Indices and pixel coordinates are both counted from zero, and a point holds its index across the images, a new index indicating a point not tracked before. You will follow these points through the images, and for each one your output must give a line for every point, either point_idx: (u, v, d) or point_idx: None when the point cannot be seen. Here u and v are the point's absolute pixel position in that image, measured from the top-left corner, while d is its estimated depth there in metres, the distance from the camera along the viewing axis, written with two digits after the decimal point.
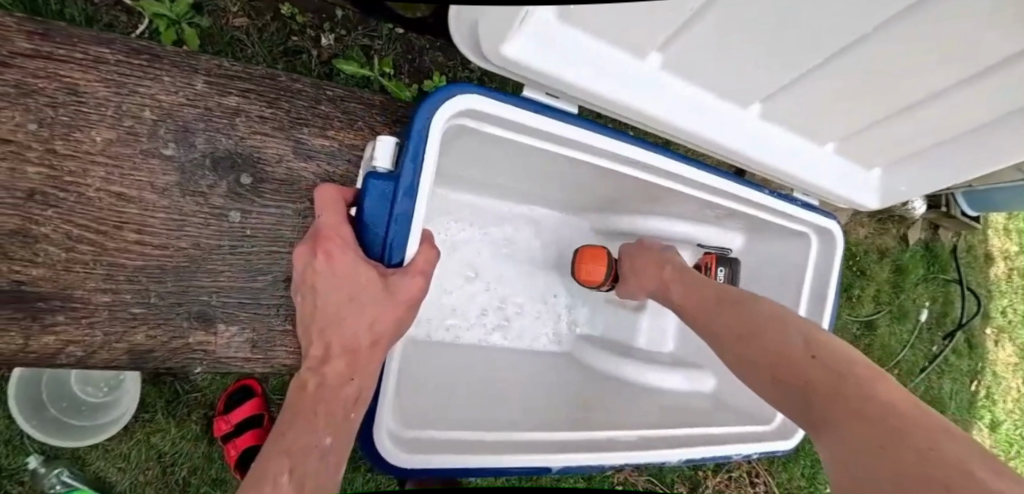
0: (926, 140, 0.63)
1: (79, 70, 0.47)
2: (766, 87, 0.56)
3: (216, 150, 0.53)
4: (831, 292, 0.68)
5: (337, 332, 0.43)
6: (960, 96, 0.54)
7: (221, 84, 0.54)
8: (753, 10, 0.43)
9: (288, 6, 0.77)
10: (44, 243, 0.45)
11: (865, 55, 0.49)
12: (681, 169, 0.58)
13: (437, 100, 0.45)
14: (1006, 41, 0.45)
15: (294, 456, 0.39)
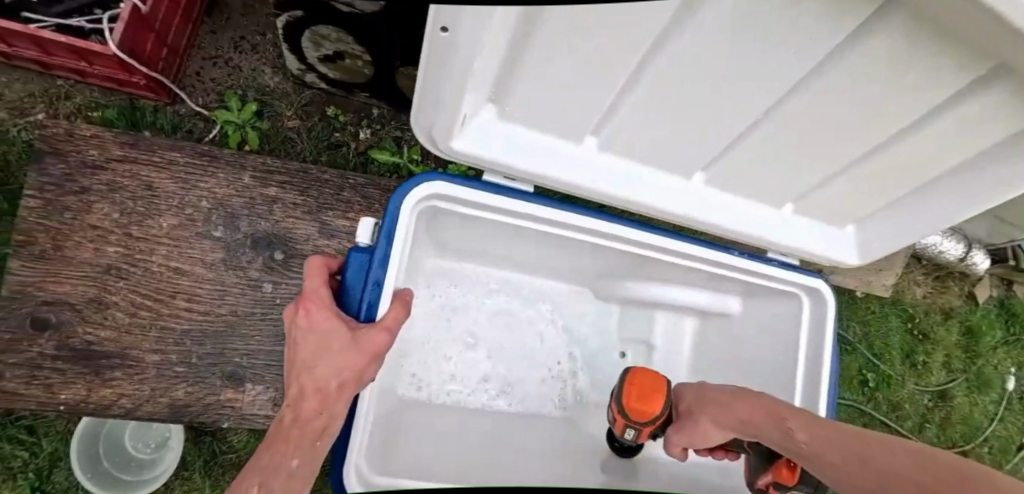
0: (894, 189, 0.58)
1: (154, 171, 0.61)
2: (693, 152, 0.55)
3: (256, 231, 0.63)
4: (827, 356, 0.65)
5: (310, 375, 0.45)
6: (905, 142, 0.50)
7: (263, 177, 0.65)
8: (651, 75, 0.43)
9: (333, 109, 1.00)
10: (113, 308, 0.58)
11: (791, 110, 0.47)
12: (639, 235, 0.61)
13: (408, 186, 0.52)
14: (936, 85, 0.41)
15: (265, 473, 0.43)
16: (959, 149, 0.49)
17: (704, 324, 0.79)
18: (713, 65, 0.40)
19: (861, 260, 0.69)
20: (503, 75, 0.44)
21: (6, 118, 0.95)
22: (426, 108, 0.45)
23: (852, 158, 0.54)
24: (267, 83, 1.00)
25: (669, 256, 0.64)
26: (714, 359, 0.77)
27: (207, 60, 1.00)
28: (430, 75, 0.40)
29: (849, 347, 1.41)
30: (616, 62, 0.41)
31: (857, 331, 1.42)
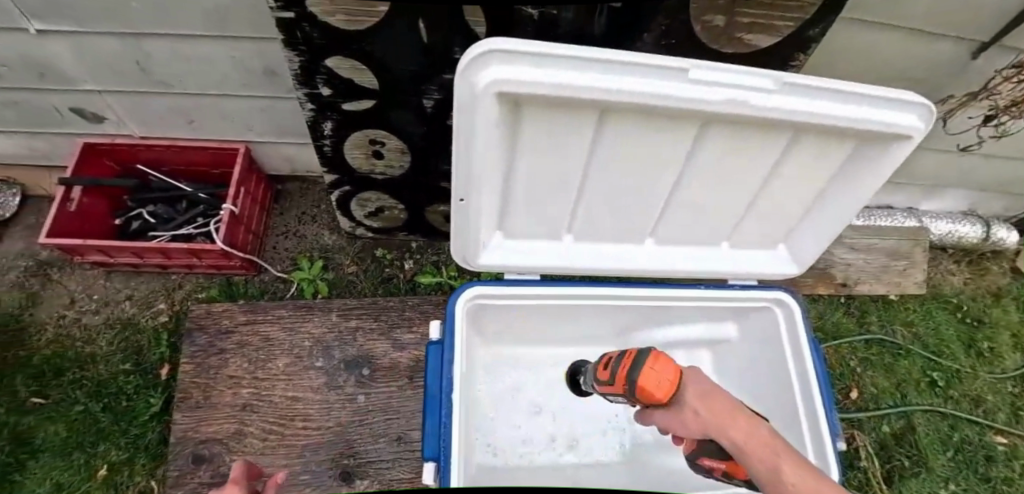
0: (796, 218, 0.66)
1: (269, 326, 0.87)
2: (626, 228, 0.67)
3: (347, 356, 0.85)
4: (806, 349, 0.74)
5: None
6: (775, 187, 0.60)
7: (345, 313, 0.88)
8: (549, 179, 0.55)
9: (381, 250, 1.27)
10: (251, 436, 0.79)
11: (672, 180, 0.57)
12: (625, 290, 0.75)
13: (458, 293, 0.69)
14: (769, 140, 0.51)
15: None
16: (821, 181, 0.59)
17: (719, 353, 0.90)
18: (595, 160, 0.53)
19: (798, 268, 0.73)
20: (499, 212, 0.60)
21: (138, 314, 1.23)
22: (460, 244, 0.61)
23: (744, 203, 0.63)
24: (326, 242, 1.28)
25: (654, 302, 0.77)
26: (734, 379, 0.88)
27: (281, 237, 1.30)
28: (462, 228, 0.57)
29: (908, 352, 1.38)
30: (524, 178, 0.54)
31: (906, 334, 1.41)
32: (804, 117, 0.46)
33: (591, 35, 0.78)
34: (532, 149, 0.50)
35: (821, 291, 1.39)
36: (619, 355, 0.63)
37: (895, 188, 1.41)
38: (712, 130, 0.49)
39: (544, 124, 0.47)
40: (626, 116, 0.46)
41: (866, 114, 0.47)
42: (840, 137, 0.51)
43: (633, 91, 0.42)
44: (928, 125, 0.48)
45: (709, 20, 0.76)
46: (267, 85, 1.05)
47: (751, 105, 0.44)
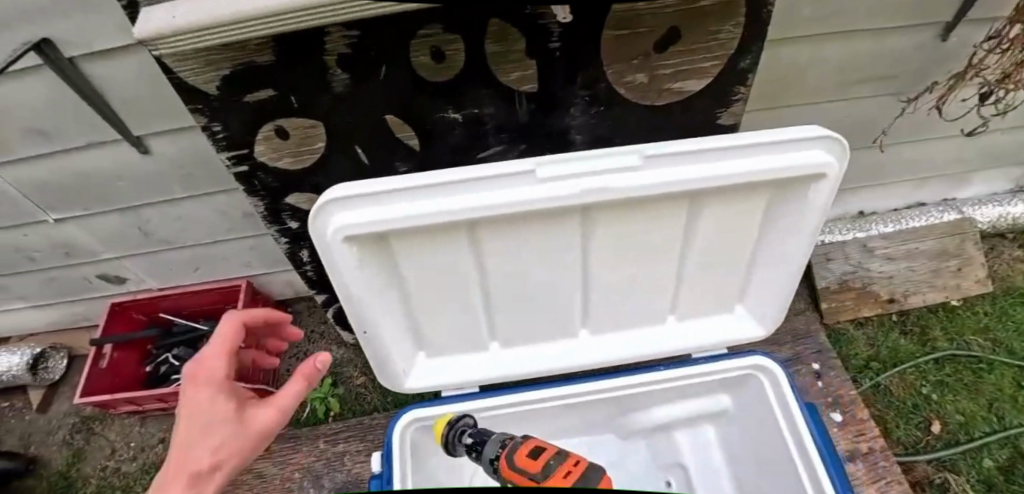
0: (740, 278, 0.71)
1: (264, 462, 0.95)
2: (561, 324, 0.73)
3: (334, 483, 0.92)
4: (795, 406, 0.76)
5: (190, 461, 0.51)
6: (696, 262, 0.66)
7: (332, 437, 0.96)
8: (461, 303, 0.64)
9: None
10: None
11: (576, 284, 0.66)
12: (594, 384, 0.82)
13: (399, 416, 0.78)
14: (644, 238, 0.59)
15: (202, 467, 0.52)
16: (749, 236, 0.63)
17: (724, 430, 0.93)
18: (496, 283, 0.62)
19: (765, 329, 0.77)
20: (415, 334, 0.69)
21: None
22: (383, 368, 0.69)
23: (671, 283, 0.69)
24: (336, 356, 1.31)
25: (626, 389, 0.84)
26: (740, 455, 0.89)
27: (293, 359, 1.32)
28: (374, 359, 0.67)
29: (992, 365, 1.19)
30: (448, 306, 0.64)
31: (984, 343, 1.22)
32: (699, 176, 0.50)
33: (517, 122, 0.79)
34: (416, 278, 0.59)
35: (866, 313, 1.24)
36: (549, 453, 0.67)
37: (917, 184, 1.29)
38: (593, 228, 0.57)
39: (420, 247, 0.54)
40: (495, 240, 0.55)
41: (758, 163, 0.50)
42: (748, 190, 0.55)
43: (500, 203, 0.49)
44: (841, 158, 0.51)
45: (631, 80, 0.76)
46: (251, 225, 1.12)
47: (612, 187, 0.49)
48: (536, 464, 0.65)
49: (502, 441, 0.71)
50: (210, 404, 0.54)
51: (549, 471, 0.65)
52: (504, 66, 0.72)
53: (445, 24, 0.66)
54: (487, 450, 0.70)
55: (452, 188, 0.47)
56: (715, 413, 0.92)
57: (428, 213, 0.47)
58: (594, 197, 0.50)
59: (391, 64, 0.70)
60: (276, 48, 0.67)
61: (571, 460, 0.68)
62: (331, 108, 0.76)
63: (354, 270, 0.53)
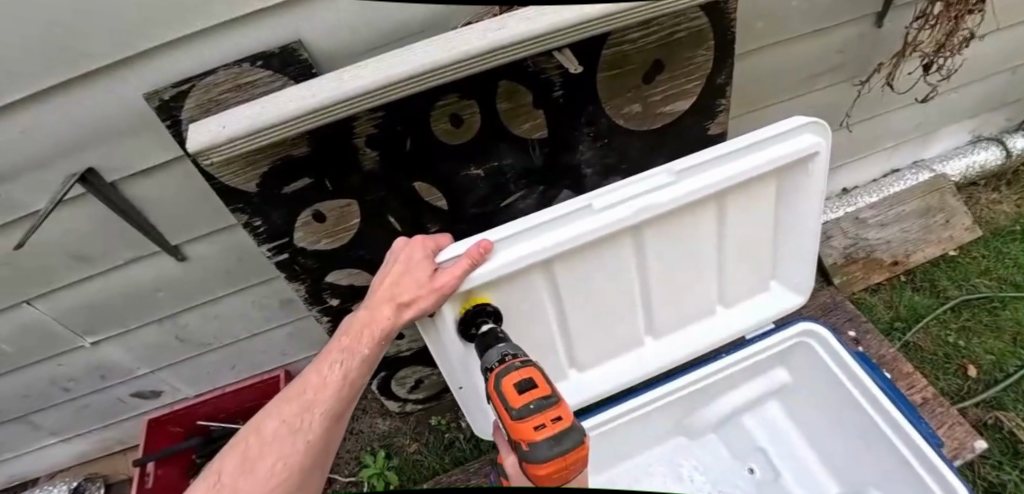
0: (772, 255, 0.83)
1: None
2: (629, 336, 0.84)
3: None
4: (848, 359, 0.89)
5: (294, 398, 0.55)
6: (732, 253, 0.78)
7: None
8: (546, 326, 0.76)
9: (435, 418, 1.29)
10: None
11: (643, 293, 0.78)
12: (670, 386, 0.95)
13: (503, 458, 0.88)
14: (696, 243, 0.74)
15: (287, 415, 0.54)
16: (775, 223, 0.77)
17: (786, 403, 1.04)
18: (579, 306, 0.75)
19: (802, 295, 0.88)
20: None
21: None
22: (480, 408, 0.79)
23: (716, 276, 0.82)
24: (383, 428, 1.31)
25: (697, 382, 0.97)
26: (808, 422, 1.01)
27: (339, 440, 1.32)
28: (466, 404, 0.78)
29: (1003, 301, 1.27)
30: (537, 331, 0.76)
31: (991, 283, 1.30)
32: (728, 180, 0.64)
33: (534, 167, 0.87)
34: (511, 315, 0.72)
35: (877, 279, 1.31)
36: (538, 393, 0.56)
37: (888, 153, 1.39)
38: (646, 240, 0.70)
39: (511, 286, 0.68)
40: (573, 264, 0.68)
41: (769, 156, 0.63)
42: (762, 180, 0.69)
43: (568, 237, 0.62)
44: (827, 134, 0.64)
45: (627, 111, 0.84)
46: (286, 312, 1.16)
47: (656, 202, 0.63)
48: (517, 401, 0.55)
49: (506, 354, 0.61)
50: (291, 410, 0.54)
51: (525, 414, 0.55)
52: (515, 120, 0.80)
53: (460, 92, 0.74)
54: (486, 357, 0.62)
55: (530, 231, 0.61)
56: (776, 390, 1.04)
57: (512, 260, 0.62)
58: (639, 216, 0.63)
59: (415, 136, 0.77)
60: (310, 141, 0.74)
61: (555, 413, 0.55)
62: (363, 185, 0.82)
63: (451, 320, 0.66)
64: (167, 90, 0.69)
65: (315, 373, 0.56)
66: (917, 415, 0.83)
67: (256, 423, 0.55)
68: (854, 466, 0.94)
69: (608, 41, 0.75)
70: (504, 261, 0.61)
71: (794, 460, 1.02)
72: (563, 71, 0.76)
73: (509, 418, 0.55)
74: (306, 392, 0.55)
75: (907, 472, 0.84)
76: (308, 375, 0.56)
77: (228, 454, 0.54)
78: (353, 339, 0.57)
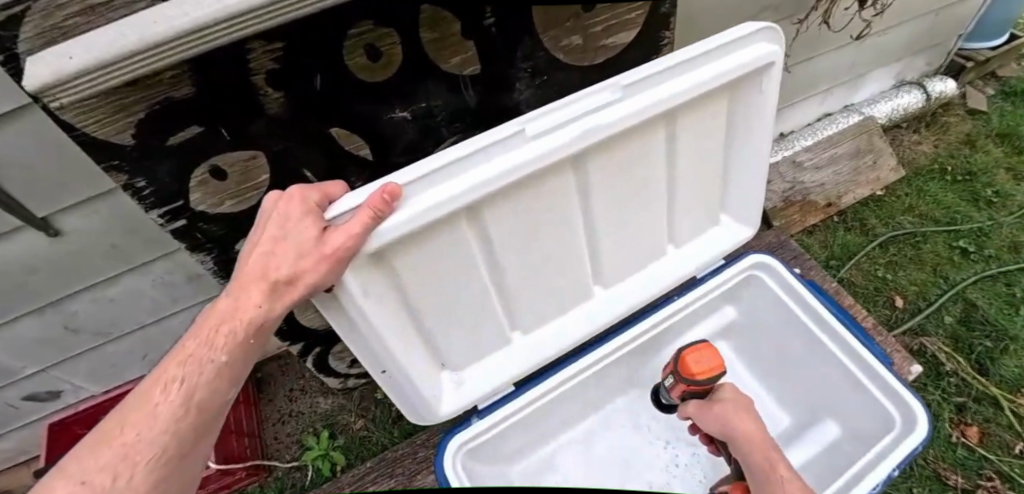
0: (718, 190, 0.81)
1: None
2: (575, 288, 0.79)
3: None
4: (801, 288, 0.89)
5: (108, 442, 0.43)
6: (680, 186, 0.75)
7: None
8: (490, 280, 0.68)
9: (381, 391, 1.22)
10: None
11: (591, 237, 0.73)
12: (621, 339, 0.92)
13: (446, 443, 0.81)
14: (646, 175, 0.69)
15: (93, 468, 0.41)
16: (723, 151, 0.73)
17: (736, 340, 1.06)
18: (519, 257, 0.68)
19: (751, 228, 0.86)
20: (433, 346, 0.71)
21: None
22: (412, 399, 0.71)
23: (665, 214, 0.78)
24: (325, 407, 1.23)
25: (647, 333, 0.94)
26: (759, 356, 1.03)
27: (278, 424, 1.23)
28: (397, 392, 0.68)
29: (925, 236, 1.34)
30: (476, 295, 0.68)
31: (914, 219, 1.36)
32: (677, 96, 0.58)
33: (468, 108, 0.78)
34: (437, 284, 0.63)
35: (813, 221, 1.34)
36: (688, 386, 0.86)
37: (822, 97, 1.41)
38: (590, 172, 0.63)
39: (425, 249, 0.57)
40: (512, 202, 0.60)
41: (721, 67, 0.58)
42: (710, 97, 0.64)
43: (500, 172, 0.53)
44: (782, 44, 0.60)
45: (566, 44, 0.77)
46: (200, 289, 1.03)
47: (600, 125, 0.56)
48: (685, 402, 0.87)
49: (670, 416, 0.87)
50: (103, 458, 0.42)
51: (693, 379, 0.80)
52: (443, 53, 0.71)
53: (376, 19, 0.64)
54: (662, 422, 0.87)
55: (452, 167, 0.51)
56: (726, 326, 1.04)
57: (433, 205, 0.51)
58: (581, 141, 0.56)
59: (326, 73, 0.66)
60: (193, 76, 0.60)
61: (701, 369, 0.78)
62: (269, 132, 0.70)
63: (360, 300, 0.55)
64: None
65: (139, 404, 0.45)
66: (869, 337, 0.85)
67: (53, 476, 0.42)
68: (806, 395, 0.97)
69: None
70: (424, 206, 0.50)
71: (748, 396, 1.04)
72: None
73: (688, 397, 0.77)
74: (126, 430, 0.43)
75: (856, 390, 0.87)
76: (134, 405, 0.45)
77: None
78: (202, 348, 0.46)
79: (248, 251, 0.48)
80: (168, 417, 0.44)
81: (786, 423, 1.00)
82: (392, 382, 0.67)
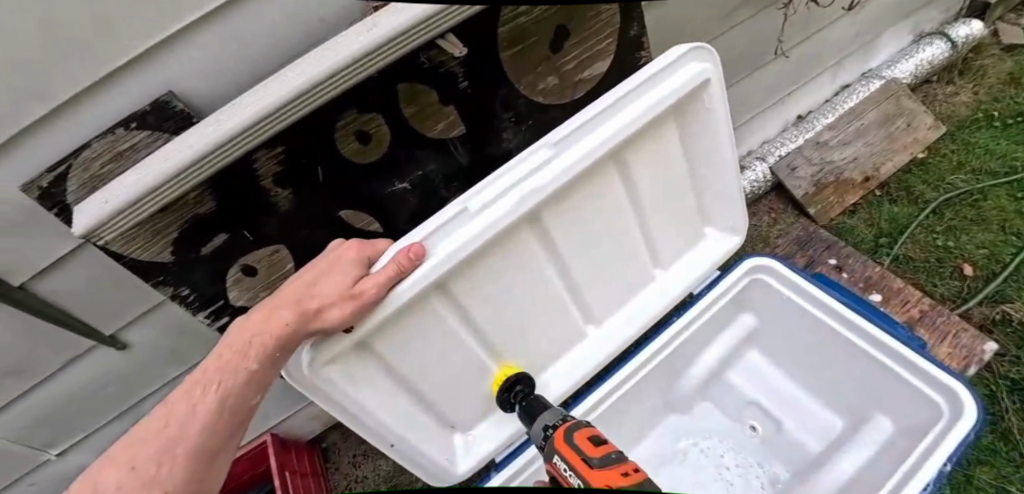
0: (699, 203, 0.81)
1: None
2: (570, 330, 0.80)
3: None
4: (808, 284, 0.92)
5: (156, 429, 0.48)
6: (654, 209, 0.76)
7: None
8: (489, 336, 0.71)
9: None
10: None
11: (575, 275, 0.75)
12: (632, 366, 0.92)
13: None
14: (614, 207, 0.72)
15: (136, 453, 0.48)
16: (684, 167, 0.75)
17: (763, 348, 1.07)
18: (507, 313, 0.71)
19: (738, 234, 0.85)
20: (439, 411, 0.74)
21: None
22: (426, 463, 0.74)
23: (642, 239, 0.79)
24: (388, 468, 1.27)
25: (659, 353, 0.94)
26: (787, 357, 1.04)
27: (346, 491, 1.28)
28: (411, 461, 0.72)
29: (983, 192, 1.23)
30: (468, 355, 0.71)
31: (967, 177, 1.26)
32: (617, 134, 0.61)
33: (461, 166, 0.82)
34: (420, 358, 0.66)
35: (853, 200, 1.27)
36: (611, 448, 0.62)
37: (833, 71, 1.36)
38: (551, 231, 0.67)
39: (399, 334, 0.62)
40: (480, 272, 0.64)
41: (655, 95, 0.62)
42: (662, 122, 0.67)
43: (473, 236, 0.57)
44: (712, 59, 0.63)
45: (543, 86, 0.80)
46: None
47: (543, 181, 0.59)
48: (595, 450, 0.60)
49: (564, 416, 0.68)
50: (151, 442, 0.48)
51: (604, 461, 0.60)
52: (426, 122, 0.75)
53: (359, 106, 0.68)
54: (543, 419, 0.68)
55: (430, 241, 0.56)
56: (747, 334, 1.06)
57: (426, 271, 0.56)
58: (526, 203, 0.59)
59: (326, 164, 0.72)
60: (212, 193, 0.66)
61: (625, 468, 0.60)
62: (284, 229, 0.76)
63: (349, 388, 0.60)
64: (44, 176, 0.62)
65: (190, 389, 0.50)
66: (892, 323, 0.87)
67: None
68: (848, 391, 0.98)
69: (502, 18, 0.70)
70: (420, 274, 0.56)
71: (787, 400, 1.04)
72: (460, 60, 0.71)
73: (585, 464, 0.59)
74: (176, 412, 0.49)
75: (895, 379, 0.88)
76: (180, 394, 0.49)
77: None
78: (180, 427, 0.48)
79: (299, 277, 0.54)
80: (199, 419, 0.49)
81: (837, 425, 0.99)
82: (403, 452, 0.70)
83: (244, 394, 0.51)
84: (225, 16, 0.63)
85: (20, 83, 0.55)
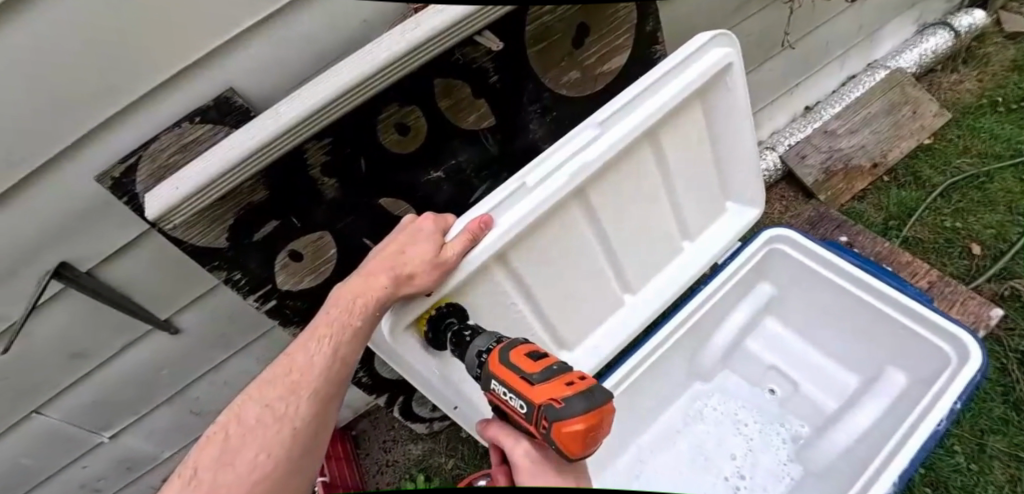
0: (717, 182, 0.86)
1: None
2: (604, 304, 0.85)
3: None
4: (825, 251, 0.97)
5: (284, 374, 0.53)
6: (681, 184, 0.81)
7: None
8: (528, 309, 0.76)
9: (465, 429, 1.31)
10: None
11: (612, 248, 0.80)
12: (657, 341, 0.96)
13: None
14: (644, 184, 0.77)
15: (265, 395, 0.52)
16: (705, 144, 0.80)
17: (782, 316, 1.11)
18: (552, 285, 0.76)
19: (757, 206, 0.90)
20: None
21: None
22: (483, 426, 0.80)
23: (671, 216, 0.84)
24: (418, 452, 1.32)
25: (686, 321, 0.99)
26: (806, 323, 1.09)
27: (378, 474, 1.33)
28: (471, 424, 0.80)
29: (989, 174, 1.27)
30: (519, 327, 0.76)
31: (973, 160, 1.30)
32: (656, 115, 0.68)
33: (492, 156, 0.88)
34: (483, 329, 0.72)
35: (862, 186, 1.31)
36: (552, 360, 0.54)
37: (839, 63, 1.40)
38: (593, 205, 0.73)
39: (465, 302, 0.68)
40: (531, 244, 0.70)
41: (687, 79, 0.68)
42: (688, 107, 0.74)
43: (529, 210, 0.64)
44: (733, 45, 0.70)
45: (567, 79, 0.86)
46: None
47: (590, 159, 0.65)
48: (533, 366, 0.52)
49: (500, 337, 0.60)
50: (280, 385, 0.52)
51: (545, 374, 0.51)
52: (460, 114, 0.81)
53: (399, 99, 0.74)
54: (477, 345, 0.60)
55: (495, 214, 0.63)
56: (767, 304, 1.10)
57: (492, 241, 0.63)
58: (576, 179, 0.65)
59: (368, 156, 0.78)
60: (266, 181, 0.72)
61: (576, 375, 0.51)
62: (331, 216, 0.82)
63: (426, 351, 0.66)
64: (117, 167, 0.66)
65: (309, 337, 0.54)
66: (902, 281, 0.92)
67: (195, 474, 0.48)
68: (865, 350, 1.03)
69: (529, 16, 0.76)
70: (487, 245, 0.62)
71: (805, 363, 1.09)
72: (492, 55, 0.77)
73: (527, 384, 0.51)
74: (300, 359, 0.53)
75: (909, 335, 0.93)
76: (301, 345, 0.54)
77: (205, 447, 0.50)
78: (305, 371, 0.53)
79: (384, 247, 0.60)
80: (323, 366, 0.53)
81: (853, 383, 1.04)
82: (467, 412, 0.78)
83: (354, 346, 0.55)
84: (281, 20, 0.69)
85: (36, 85, 0.56)
